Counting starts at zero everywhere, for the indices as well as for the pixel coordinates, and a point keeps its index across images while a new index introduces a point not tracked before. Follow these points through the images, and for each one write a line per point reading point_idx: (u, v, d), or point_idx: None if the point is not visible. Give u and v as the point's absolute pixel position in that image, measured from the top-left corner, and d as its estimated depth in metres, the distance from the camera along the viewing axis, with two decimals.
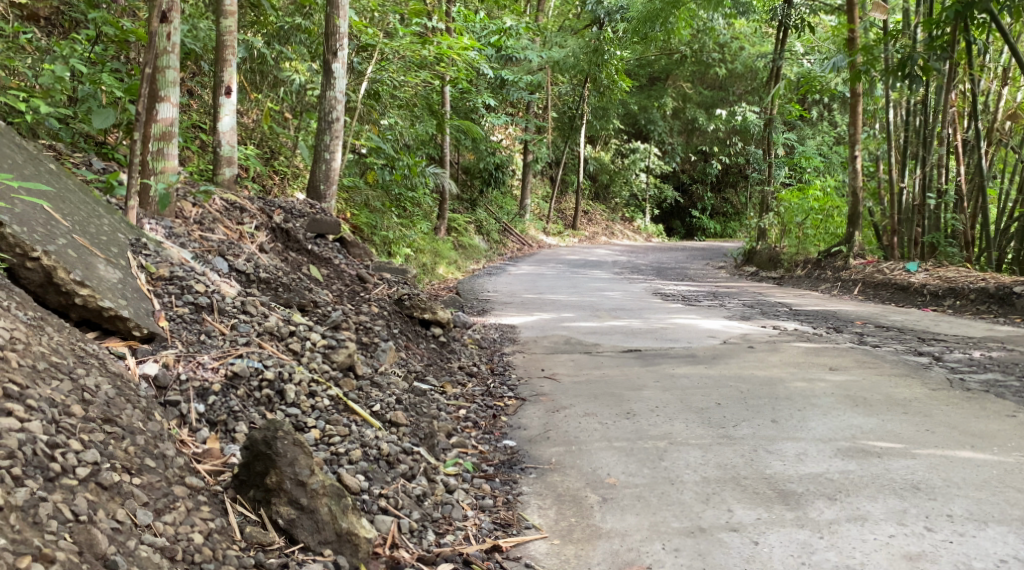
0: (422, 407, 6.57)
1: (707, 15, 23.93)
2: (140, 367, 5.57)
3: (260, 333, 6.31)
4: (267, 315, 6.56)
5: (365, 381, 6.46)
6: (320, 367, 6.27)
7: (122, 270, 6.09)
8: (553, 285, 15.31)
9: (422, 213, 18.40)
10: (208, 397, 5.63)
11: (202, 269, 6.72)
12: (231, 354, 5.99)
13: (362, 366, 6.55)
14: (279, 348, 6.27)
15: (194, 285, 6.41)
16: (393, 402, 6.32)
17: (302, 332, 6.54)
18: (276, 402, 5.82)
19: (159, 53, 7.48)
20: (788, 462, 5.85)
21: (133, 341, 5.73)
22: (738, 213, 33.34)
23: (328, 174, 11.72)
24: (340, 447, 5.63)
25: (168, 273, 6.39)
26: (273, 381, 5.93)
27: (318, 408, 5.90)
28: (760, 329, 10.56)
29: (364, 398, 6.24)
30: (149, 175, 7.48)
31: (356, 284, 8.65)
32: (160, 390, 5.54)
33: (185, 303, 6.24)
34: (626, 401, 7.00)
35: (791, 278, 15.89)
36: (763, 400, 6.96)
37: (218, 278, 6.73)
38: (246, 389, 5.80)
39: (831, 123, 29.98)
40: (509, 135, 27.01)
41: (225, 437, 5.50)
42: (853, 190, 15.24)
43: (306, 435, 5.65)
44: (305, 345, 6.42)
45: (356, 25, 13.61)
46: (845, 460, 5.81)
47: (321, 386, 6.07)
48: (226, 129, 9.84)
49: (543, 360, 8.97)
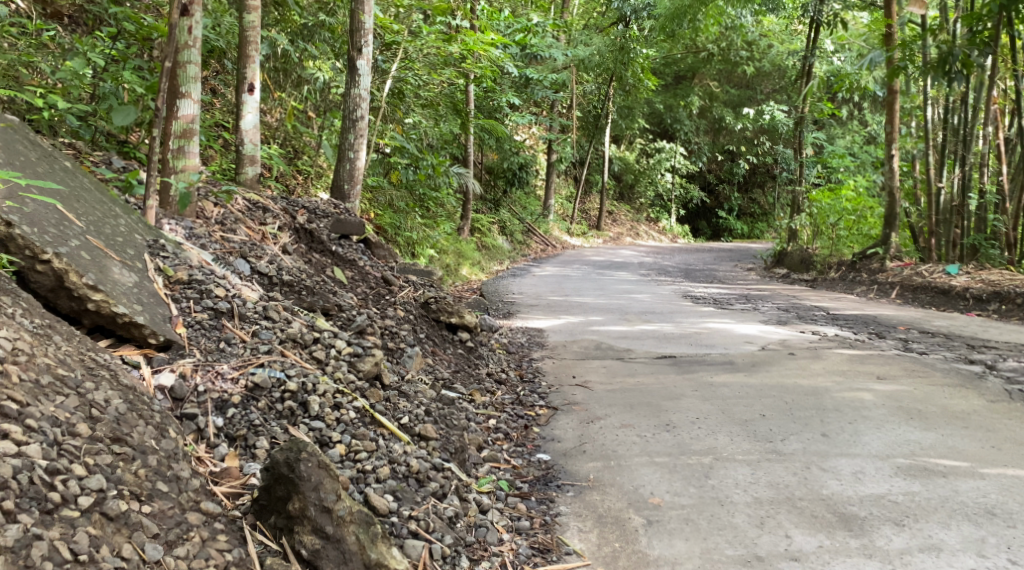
0: (452, 418, 6.23)
1: (735, 13, 23.54)
2: (155, 379, 5.33)
3: (283, 340, 5.99)
4: (290, 321, 6.24)
5: (393, 391, 6.15)
6: (345, 376, 5.94)
7: (138, 273, 5.83)
8: (580, 286, 15.00)
9: (446, 213, 18.12)
10: (227, 410, 5.37)
11: (224, 272, 6.43)
12: (252, 363, 5.69)
13: (389, 375, 6.24)
14: (302, 356, 5.96)
15: (214, 289, 6.10)
16: (422, 413, 6.01)
17: (326, 339, 6.21)
18: (299, 416, 5.51)
19: (179, 47, 7.07)
20: (845, 482, 5.52)
21: (148, 349, 5.48)
22: (765, 213, 32.85)
23: (352, 173, 11.42)
24: (367, 464, 5.33)
25: (187, 277, 6.10)
26: (296, 393, 5.61)
27: (343, 422, 5.57)
28: (799, 335, 10.20)
29: (392, 409, 5.93)
30: (169, 174, 7.18)
31: (381, 286, 8.34)
32: (177, 402, 5.31)
33: (204, 308, 5.94)
34: (664, 412, 6.66)
35: (824, 280, 15.48)
36: (810, 411, 6.61)
37: (239, 282, 6.42)
38: (267, 401, 5.51)
39: (862, 122, 29.49)
40: (533, 135, 26.70)
41: (245, 453, 5.24)
42: (889, 190, 14.83)
43: (330, 452, 5.34)
44: (330, 353, 6.11)
45: (381, 21, 13.34)
46: (908, 480, 5.50)
47: (346, 397, 5.74)
48: (249, 128, 9.56)
49: (574, 366, 8.64)
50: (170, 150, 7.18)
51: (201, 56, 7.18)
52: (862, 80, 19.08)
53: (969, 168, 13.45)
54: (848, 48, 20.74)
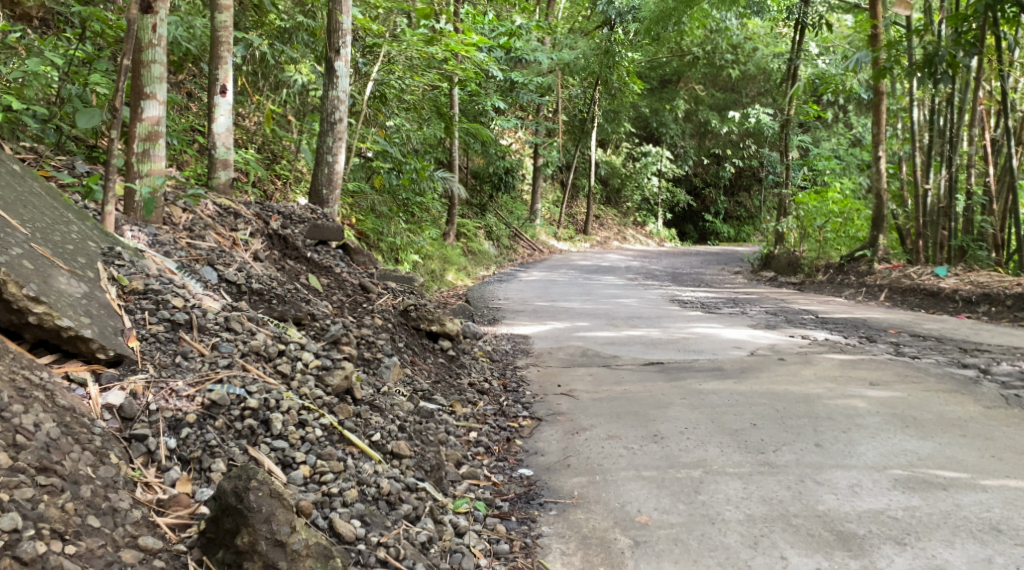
0: (428, 433, 5.99)
1: (719, 15, 23.37)
2: (102, 397, 5.05)
3: (244, 353, 5.71)
4: (254, 332, 5.94)
5: (365, 405, 5.86)
6: (312, 392, 5.64)
7: (89, 282, 5.54)
8: (566, 291, 14.75)
9: (431, 218, 17.84)
10: (181, 430, 5.10)
11: (186, 281, 6.17)
12: (210, 380, 5.40)
13: (361, 389, 5.94)
14: (265, 371, 5.67)
15: (172, 299, 5.80)
16: (396, 430, 5.74)
17: (292, 352, 5.93)
18: (260, 435, 5.23)
19: (143, 46, 6.82)
20: (842, 497, 5.28)
21: (96, 365, 5.20)
22: (752, 217, 32.64)
23: (331, 177, 11.13)
24: (333, 487, 5.07)
25: (143, 287, 5.79)
26: (257, 410, 5.32)
27: (308, 441, 5.31)
28: (788, 339, 9.96)
29: (363, 425, 5.64)
30: (133, 178, 6.90)
31: (359, 294, 8.07)
32: (125, 423, 5.03)
33: (160, 319, 5.65)
34: (651, 422, 6.40)
35: (812, 283, 15.26)
36: (803, 419, 6.36)
37: (201, 291, 6.14)
38: (225, 420, 5.22)
39: (847, 124, 29.34)
40: (519, 139, 26.45)
41: (199, 477, 4.96)
42: (877, 192, 14.62)
43: (293, 474, 5.08)
44: (296, 367, 5.82)
45: (360, 23, 13.04)
46: (907, 494, 5.26)
47: (312, 414, 5.46)
48: (221, 130, 9.26)
49: (558, 374, 8.37)
50: (133, 153, 6.88)
51: (166, 55, 6.93)
52: (848, 82, 18.88)
53: (955, 169, 13.17)
54: (833, 49, 20.54)
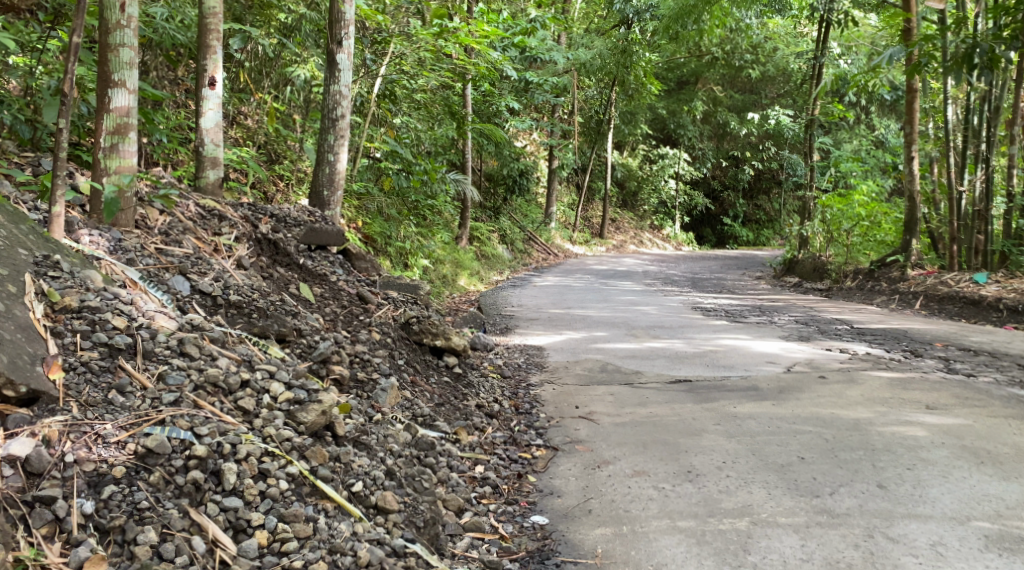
0: (421, 475, 5.28)
1: (740, 15, 22.50)
2: (5, 447, 4.37)
3: (197, 387, 4.99)
4: (216, 358, 5.23)
5: (348, 443, 5.15)
6: (278, 434, 4.92)
7: (7, 299, 4.82)
8: (582, 297, 13.95)
9: (442, 222, 17.03)
10: (103, 489, 4.41)
11: (148, 295, 5.48)
12: (151, 422, 4.71)
13: (343, 423, 5.21)
14: (223, 407, 4.96)
15: (112, 319, 5.09)
16: (383, 477, 5.05)
17: (258, 383, 5.19)
18: (207, 491, 4.56)
19: (110, 27, 6.07)
20: (924, 560, 4.58)
21: (5, 406, 4.51)
22: (771, 220, 31.73)
23: (332, 178, 10.33)
24: (296, 559, 4.45)
25: (77, 304, 5.08)
26: (204, 460, 4.63)
27: (269, 497, 4.65)
28: (825, 354, 9.11)
29: (342, 470, 4.96)
30: (100, 176, 6.15)
31: (356, 304, 7.27)
32: (31, 479, 4.35)
33: (95, 344, 4.95)
34: (683, 454, 5.68)
35: (840, 289, 14.35)
36: (859, 450, 5.63)
37: (154, 309, 5.37)
38: (163, 473, 4.54)
39: (871, 126, 28.36)
40: (533, 141, 25.65)
41: (120, 552, 4.28)
42: (909, 194, 13.72)
43: (246, 542, 4.46)
44: (262, 402, 5.09)
45: (365, 14, 12.20)
46: (1004, 557, 4.58)
47: (276, 462, 4.77)
48: (209, 126, 8.51)
49: (576, 393, 7.54)
50: (100, 148, 6.12)
51: (137, 38, 6.18)
52: (876, 80, 17.96)
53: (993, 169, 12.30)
54: (856, 48, 19.62)
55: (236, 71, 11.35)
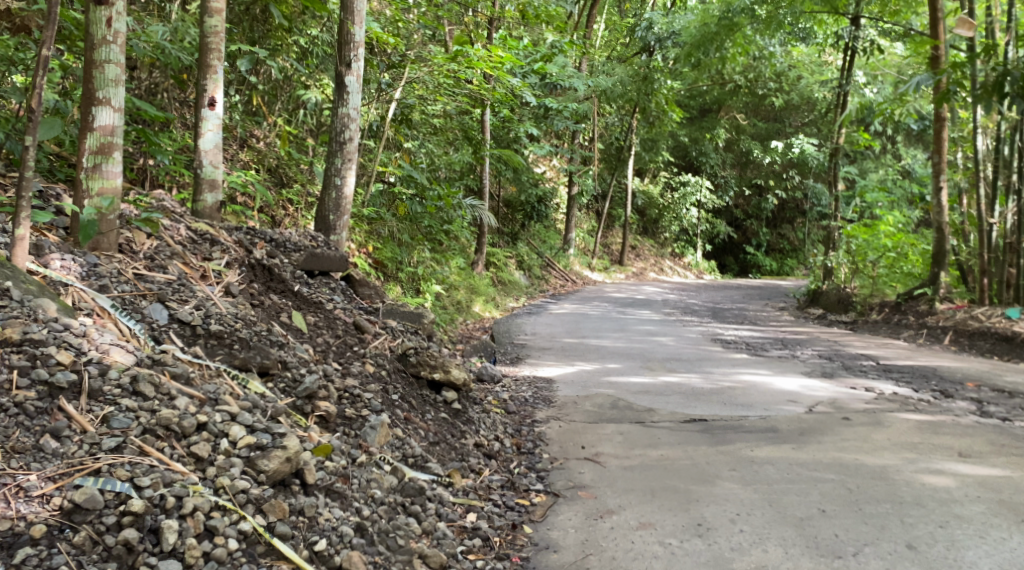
0: (397, 530, 5.04)
1: (764, 43, 22.08)
2: None
3: (145, 430, 4.82)
4: (175, 396, 5.05)
5: (317, 493, 4.97)
6: (231, 485, 4.74)
7: None
8: (597, 326, 13.57)
9: (457, 247, 16.67)
10: (18, 552, 4.25)
11: (115, 328, 5.31)
12: (86, 471, 4.57)
13: (313, 470, 5.02)
14: (173, 454, 4.78)
15: (56, 355, 4.91)
16: (352, 534, 4.87)
17: (215, 426, 4.98)
18: (139, 552, 4.40)
19: (96, 42, 5.74)
20: None
21: None
22: (795, 249, 31.15)
23: (339, 203, 9.91)
24: None
25: (19, 337, 4.90)
26: (140, 516, 4.47)
27: (212, 559, 4.48)
28: (849, 392, 8.67)
29: (305, 526, 4.79)
30: (81, 198, 5.84)
31: (350, 334, 6.89)
32: None
33: (33, 383, 4.78)
34: (694, 502, 5.42)
35: (865, 322, 13.81)
36: (888, 502, 5.34)
37: (111, 340, 5.19)
38: (89, 533, 4.38)
39: (898, 155, 27.71)
40: (553, 168, 25.28)
41: None
42: (938, 226, 13.24)
43: None
44: (218, 448, 4.88)
45: (376, 36, 11.79)
46: None
47: (226, 518, 4.60)
48: (207, 146, 8.19)
49: (583, 433, 7.11)
50: (82, 168, 5.80)
51: (125, 54, 5.84)
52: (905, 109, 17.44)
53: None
54: (881, 77, 19.09)
55: (250, 93, 11.18)
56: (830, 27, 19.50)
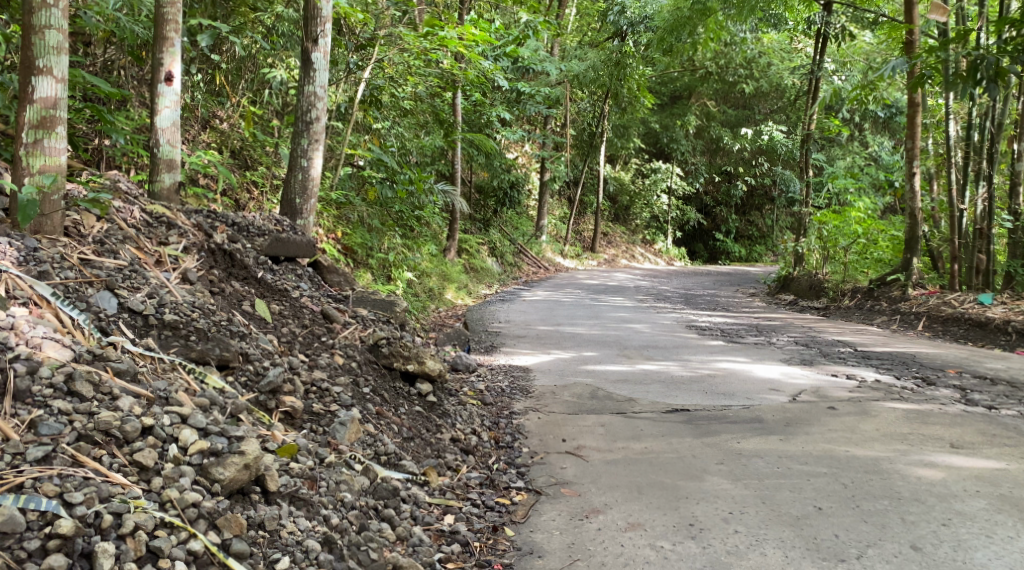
0: (368, 540, 4.74)
1: (735, 28, 21.81)
2: None
3: (80, 437, 4.47)
4: (117, 397, 4.69)
5: (280, 501, 4.67)
6: (181, 498, 4.42)
7: None
8: (571, 313, 13.28)
9: (428, 234, 16.27)
10: None
11: (51, 318, 4.88)
12: (5, 488, 4.19)
13: (277, 477, 4.73)
14: (112, 463, 4.44)
15: None
16: (319, 549, 4.55)
17: (164, 430, 4.64)
18: None
19: (35, 7, 5.52)
20: None
21: None
22: (764, 236, 30.99)
23: (305, 186, 9.49)
24: None
25: None
26: (70, 538, 4.14)
27: None
28: (831, 380, 8.43)
29: (265, 541, 4.49)
30: (21, 175, 5.60)
31: (318, 324, 6.53)
32: None
33: None
34: (684, 501, 5.22)
35: (838, 308, 13.51)
36: (884, 499, 5.16)
37: (47, 334, 4.79)
38: (10, 558, 4.05)
39: (866, 142, 27.55)
40: (525, 153, 24.88)
41: None
42: (912, 211, 12.94)
43: None
44: (166, 455, 4.55)
45: (343, 11, 11.33)
46: None
47: (172, 538, 4.28)
48: (165, 125, 7.80)
49: (563, 424, 6.81)
50: (22, 143, 5.57)
51: (66, 20, 5.63)
52: (879, 93, 17.20)
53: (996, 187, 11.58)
54: (852, 63, 18.84)
55: (212, 72, 10.74)
56: (802, 13, 19.25)
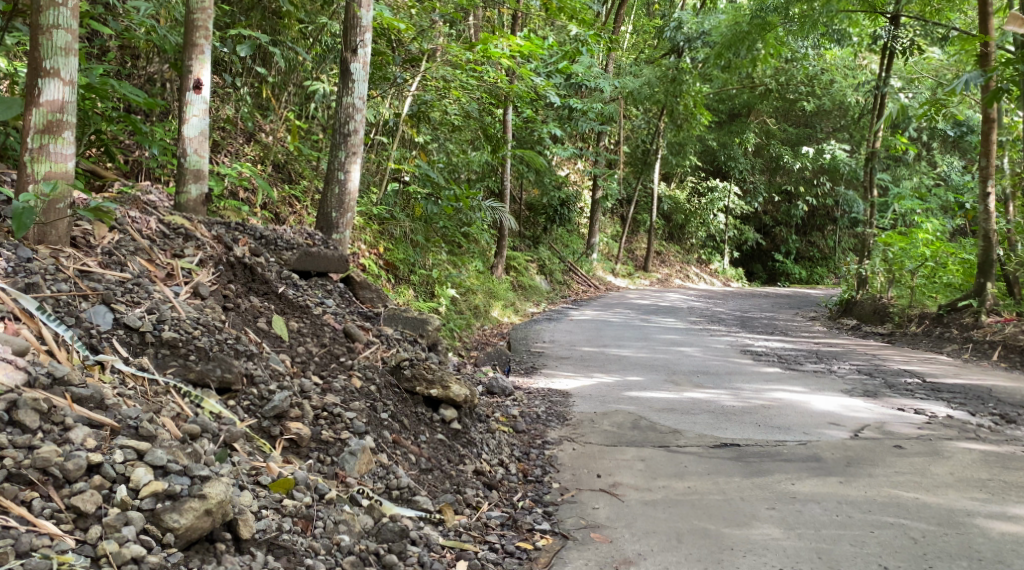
0: None
1: (797, 45, 21.12)
2: None
3: (15, 475, 4.22)
4: (71, 427, 4.43)
5: (252, 549, 4.42)
6: (117, 550, 4.14)
7: None
8: (619, 334, 12.74)
9: (475, 250, 15.84)
10: None
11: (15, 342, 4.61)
12: None
13: (251, 523, 4.46)
14: (45, 508, 4.18)
15: None
16: None
17: (114, 468, 4.35)
18: None
19: (43, 5, 5.18)
20: None
21: None
22: (825, 258, 30.00)
23: (342, 199, 8.96)
24: None
25: None
26: None
27: None
28: (896, 415, 7.81)
29: None
30: (26, 183, 5.27)
31: (338, 343, 6.13)
32: None
33: None
34: (730, 553, 4.89)
35: (902, 334, 12.73)
36: (962, 559, 4.83)
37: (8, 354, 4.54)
38: None
39: (933, 162, 26.56)
40: (577, 170, 24.37)
41: None
42: (987, 233, 12.21)
43: None
44: (113, 499, 4.27)
45: (385, 22, 10.87)
46: None
47: None
48: (192, 133, 7.30)
49: (600, 457, 6.30)
50: (27, 149, 5.24)
51: (77, 19, 5.27)
52: (947, 111, 16.36)
53: None
54: (919, 81, 17.99)
55: (258, 85, 10.39)
56: (866, 28, 18.42)
